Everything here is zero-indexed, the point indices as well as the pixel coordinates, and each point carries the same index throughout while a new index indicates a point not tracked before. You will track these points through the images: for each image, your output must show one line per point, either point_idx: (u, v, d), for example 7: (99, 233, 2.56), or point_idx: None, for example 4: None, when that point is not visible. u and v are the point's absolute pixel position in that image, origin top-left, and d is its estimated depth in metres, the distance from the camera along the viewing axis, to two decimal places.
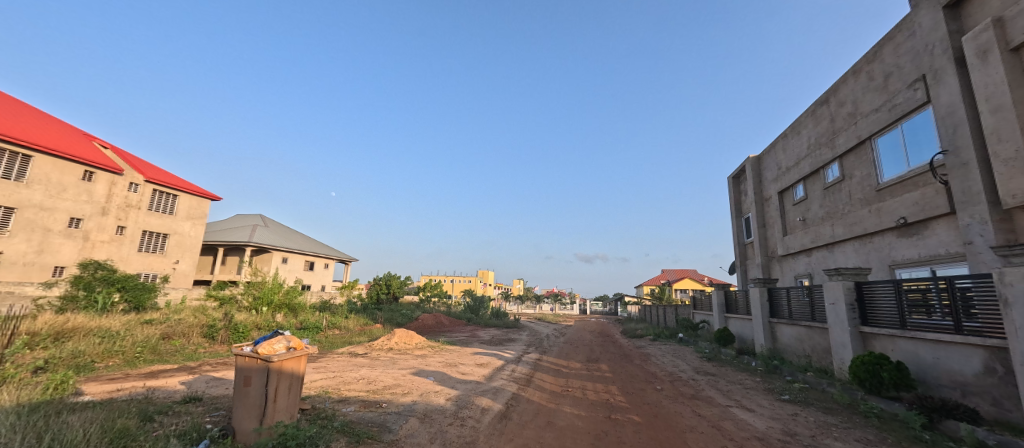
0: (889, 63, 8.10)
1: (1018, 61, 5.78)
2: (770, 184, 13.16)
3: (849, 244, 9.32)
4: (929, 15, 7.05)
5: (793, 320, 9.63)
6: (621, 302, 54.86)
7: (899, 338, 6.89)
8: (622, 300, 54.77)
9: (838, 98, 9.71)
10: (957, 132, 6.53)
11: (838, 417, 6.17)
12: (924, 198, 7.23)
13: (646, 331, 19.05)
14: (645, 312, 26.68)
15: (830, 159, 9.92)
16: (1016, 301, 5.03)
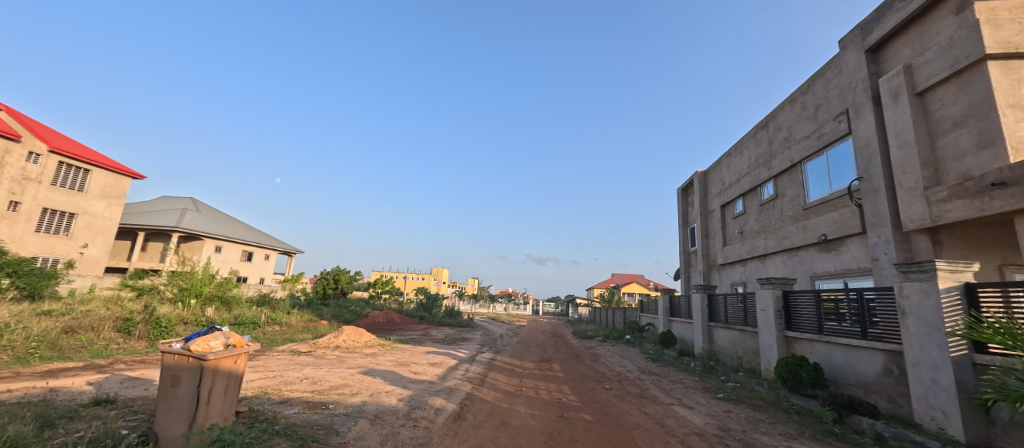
0: (819, 96, 9.02)
1: (921, 104, 6.70)
2: (714, 198, 14.16)
3: (778, 256, 10.27)
4: (854, 56, 7.96)
5: (729, 324, 10.43)
6: (573, 303, 56.23)
7: (816, 342, 7.71)
8: (573, 302, 56.17)
9: (776, 123, 10.66)
10: (870, 162, 7.43)
11: (764, 413, 6.78)
12: (842, 218, 8.15)
13: (595, 332, 19.71)
14: (596, 314, 27.57)
15: (766, 178, 10.88)
16: (911, 311, 5.84)
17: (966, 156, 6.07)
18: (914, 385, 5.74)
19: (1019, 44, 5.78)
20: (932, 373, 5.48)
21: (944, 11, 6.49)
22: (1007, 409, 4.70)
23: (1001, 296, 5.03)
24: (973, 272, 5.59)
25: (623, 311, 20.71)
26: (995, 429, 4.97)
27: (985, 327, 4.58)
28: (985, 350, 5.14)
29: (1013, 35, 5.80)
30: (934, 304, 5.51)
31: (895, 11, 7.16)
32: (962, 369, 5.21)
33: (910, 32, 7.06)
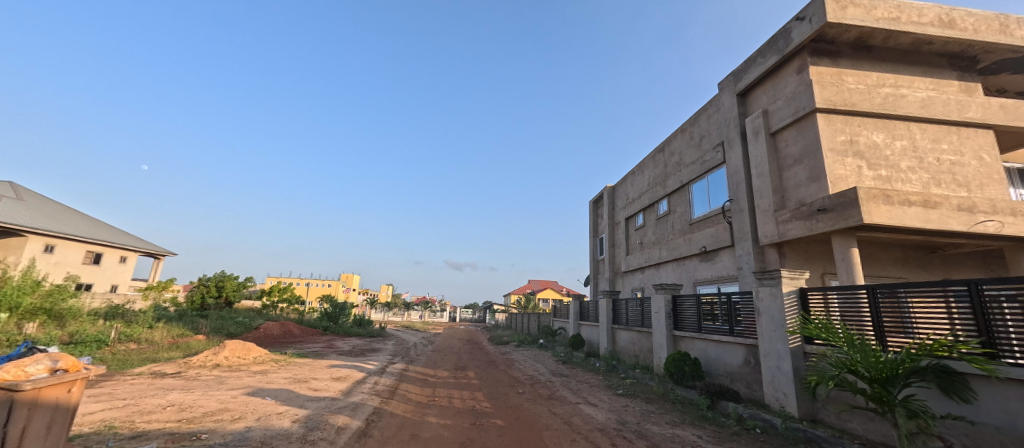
0: (703, 128, 10.54)
1: (773, 143, 8.25)
2: (619, 211, 15.56)
3: (669, 265, 11.64)
4: (728, 98, 9.49)
5: (628, 326, 11.49)
6: (489, 309, 56.85)
7: (696, 340, 8.88)
8: (489, 309, 56.59)
9: (670, 148, 12.16)
10: (737, 187, 8.88)
11: (654, 404, 7.60)
12: (717, 232, 9.57)
13: (510, 337, 20.11)
14: (513, 319, 28.17)
15: (661, 196, 12.31)
16: (764, 311, 7.11)
17: (802, 186, 7.61)
18: (765, 372, 6.97)
19: (836, 102, 7.46)
20: (777, 362, 6.72)
21: (790, 71, 8.10)
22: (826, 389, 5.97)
23: (824, 297, 6.41)
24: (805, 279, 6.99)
25: (539, 317, 21.46)
26: (818, 404, 6.25)
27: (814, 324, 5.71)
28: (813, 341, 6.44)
29: (832, 95, 7.47)
30: (779, 305, 6.78)
31: (757, 65, 8.73)
32: (797, 357, 6.46)
33: (767, 84, 8.66)
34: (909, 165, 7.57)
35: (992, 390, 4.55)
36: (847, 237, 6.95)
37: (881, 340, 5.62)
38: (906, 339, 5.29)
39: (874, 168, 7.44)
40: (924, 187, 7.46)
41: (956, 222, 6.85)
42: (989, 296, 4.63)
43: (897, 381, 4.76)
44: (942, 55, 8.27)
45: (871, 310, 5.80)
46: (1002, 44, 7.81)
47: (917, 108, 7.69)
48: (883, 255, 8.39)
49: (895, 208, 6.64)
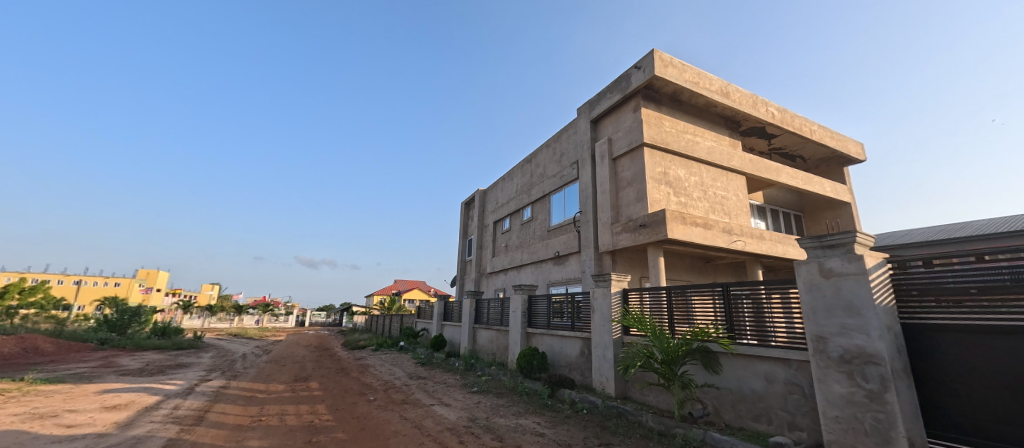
0: (563, 146, 11.55)
1: (614, 167, 9.46)
2: (489, 215, 16.13)
3: (528, 267, 12.52)
4: (583, 122, 10.57)
5: (489, 324, 12.08)
6: (348, 312, 53.08)
7: (544, 336, 9.81)
8: (348, 312, 52.74)
9: (535, 160, 13.01)
10: (586, 200, 9.97)
11: (504, 398, 8.19)
12: (568, 240, 10.61)
13: (369, 341, 19.42)
14: (373, 323, 27.10)
15: (526, 204, 13.12)
16: (598, 309, 8.36)
17: (631, 204, 8.87)
18: (596, 361, 8.26)
19: (658, 140, 8.82)
20: (604, 351, 8.07)
21: (629, 108, 9.35)
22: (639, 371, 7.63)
23: (639, 295, 7.94)
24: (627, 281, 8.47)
25: (400, 319, 20.96)
26: (630, 384, 7.88)
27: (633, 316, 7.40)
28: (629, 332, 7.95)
29: (657, 133, 8.87)
30: (608, 304, 8.11)
31: (606, 98, 9.88)
32: (617, 346, 7.90)
33: (612, 116, 9.86)
34: (698, 195, 9.36)
35: (731, 365, 6.47)
36: (657, 248, 8.46)
37: (672, 328, 7.37)
38: (687, 326, 7.12)
39: (678, 195, 9.02)
40: (705, 212, 9.34)
41: (722, 242, 8.73)
42: (736, 295, 6.58)
43: (678, 360, 6.71)
44: (720, 117, 10.51)
45: (668, 306, 7.50)
46: (751, 115, 10.34)
47: (706, 153, 9.51)
48: (677, 263, 10.39)
49: (689, 227, 8.14)
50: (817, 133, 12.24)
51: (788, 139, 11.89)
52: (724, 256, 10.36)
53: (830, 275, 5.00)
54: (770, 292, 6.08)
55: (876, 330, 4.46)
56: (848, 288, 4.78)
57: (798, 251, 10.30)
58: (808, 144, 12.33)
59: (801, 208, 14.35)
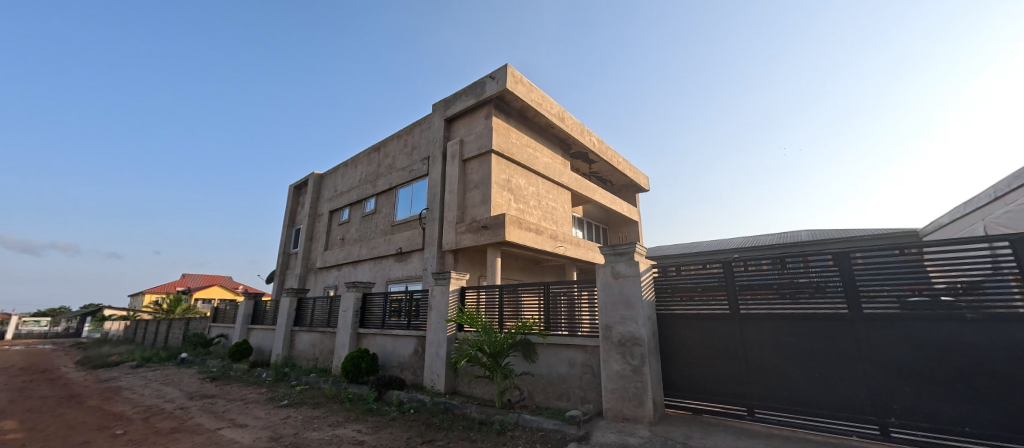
0: (415, 140, 11.45)
1: (463, 168, 9.83)
2: (324, 203, 14.71)
3: (366, 263, 11.86)
4: (438, 119, 10.72)
5: (312, 326, 10.92)
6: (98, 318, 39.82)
7: (377, 335, 9.43)
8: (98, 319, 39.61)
9: (385, 150, 12.50)
10: (433, 198, 10.07)
11: (322, 409, 7.85)
12: (412, 236, 10.49)
13: (134, 354, 15.75)
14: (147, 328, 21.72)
15: (370, 195, 12.44)
16: (434, 306, 8.49)
17: (476, 206, 9.31)
18: (429, 359, 8.36)
19: (504, 149, 9.59)
20: (438, 348, 8.24)
21: (482, 114, 9.90)
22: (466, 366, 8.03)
23: (475, 293, 8.40)
24: (465, 279, 8.82)
25: (190, 324, 18.32)
26: (458, 379, 8.20)
27: (467, 312, 7.82)
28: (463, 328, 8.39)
29: (504, 142, 9.63)
30: (445, 300, 8.34)
31: (461, 99, 10.26)
32: (450, 342, 8.15)
33: (467, 118, 10.27)
34: (533, 203, 10.46)
35: (545, 353, 7.47)
36: (494, 249, 9.10)
37: (502, 321, 8.01)
38: (514, 319, 7.85)
39: (518, 202, 9.92)
40: (539, 219, 10.46)
41: (549, 246, 9.90)
42: (556, 292, 7.58)
43: (503, 353, 7.33)
44: (556, 138, 12.10)
45: (500, 302, 8.11)
46: (578, 141, 12.19)
47: (542, 168, 10.73)
48: (511, 263, 11.54)
49: (523, 232, 9.01)
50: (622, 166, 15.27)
51: (603, 165, 14.44)
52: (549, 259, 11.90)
53: (619, 276, 6.76)
54: (581, 290, 7.28)
55: (642, 319, 6.31)
56: (629, 287, 6.59)
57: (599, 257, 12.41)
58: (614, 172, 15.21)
59: (607, 223, 17.42)
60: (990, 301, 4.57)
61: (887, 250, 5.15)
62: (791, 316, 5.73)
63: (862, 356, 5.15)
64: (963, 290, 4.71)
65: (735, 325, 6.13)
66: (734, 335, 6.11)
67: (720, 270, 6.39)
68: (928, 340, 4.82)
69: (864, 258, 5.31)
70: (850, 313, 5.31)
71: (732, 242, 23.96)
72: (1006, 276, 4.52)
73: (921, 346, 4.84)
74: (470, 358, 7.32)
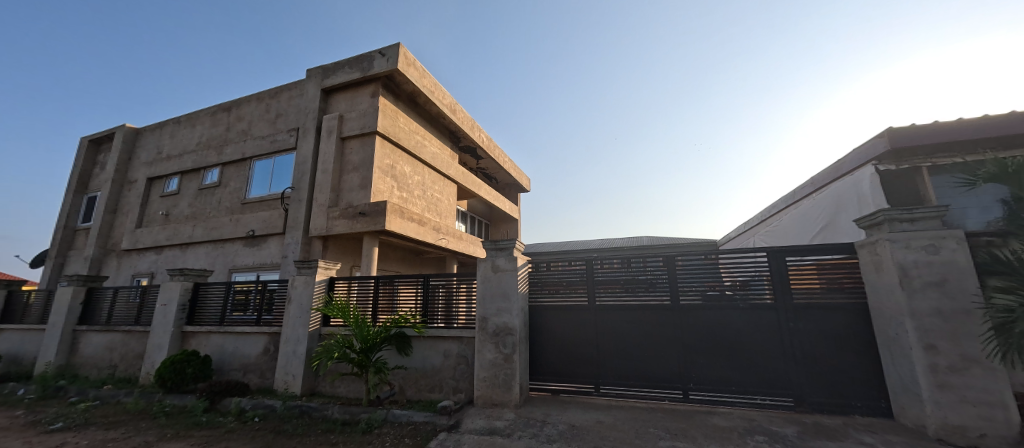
0: (282, 106, 11.71)
1: (340, 146, 10.24)
2: (141, 168, 13.83)
3: (203, 247, 11.66)
4: (314, 89, 10.96)
5: (111, 325, 9.39)
6: None
7: (213, 334, 8.46)
8: None
9: (238, 114, 12.46)
10: (302, 174, 10.30)
11: (122, 428, 6.26)
12: (270, 218, 10.70)
13: None
14: None
15: (212, 163, 12.25)
16: (294, 298, 7.70)
17: (354, 191, 9.72)
18: (282, 358, 7.52)
19: (390, 132, 10.15)
20: (294, 346, 7.46)
21: (366, 92, 10.33)
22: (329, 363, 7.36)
23: (346, 284, 7.85)
24: (336, 270, 8.22)
25: None
26: (318, 379, 7.48)
27: (336, 304, 7.14)
28: (328, 322, 7.76)
29: (387, 125, 10.01)
30: (309, 292, 7.61)
31: (344, 74, 10.51)
32: (312, 339, 7.48)
33: (348, 93, 10.68)
34: (417, 193, 11.22)
35: (420, 345, 7.25)
36: (373, 238, 9.56)
37: (374, 315, 7.60)
38: (389, 313, 7.52)
39: (400, 190, 10.57)
40: (422, 209, 11.28)
41: (432, 238, 10.67)
42: (434, 285, 7.47)
43: (375, 347, 6.90)
44: (445, 130, 13.04)
45: (374, 294, 7.68)
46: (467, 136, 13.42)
47: (429, 157, 11.58)
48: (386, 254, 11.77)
49: (405, 221, 9.64)
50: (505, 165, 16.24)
51: (489, 162, 15.60)
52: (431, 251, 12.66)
53: (497, 270, 6.92)
54: (460, 282, 7.31)
55: (515, 310, 6.61)
56: (506, 280, 6.82)
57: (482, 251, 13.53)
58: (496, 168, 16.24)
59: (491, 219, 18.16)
60: (753, 293, 6.30)
61: (697, 255, 6.65)
62: (631, 306, 6.90)
63: (675, 337, 6.55)
64: (739, 286, 6.40)
65: (591, 314, 7.08)
66: (590, 323, 7.05)
67: (582, 268, 7.25)
68: (715, 323, 6.41)
69: (684, 261, 6.74)
70: (672, 304, 6.68)
71: (595, 244, 27.27)
72: (764, 277, 6.30)
73: (712, 329, 6.42)
74: (337, 355, 6.70)
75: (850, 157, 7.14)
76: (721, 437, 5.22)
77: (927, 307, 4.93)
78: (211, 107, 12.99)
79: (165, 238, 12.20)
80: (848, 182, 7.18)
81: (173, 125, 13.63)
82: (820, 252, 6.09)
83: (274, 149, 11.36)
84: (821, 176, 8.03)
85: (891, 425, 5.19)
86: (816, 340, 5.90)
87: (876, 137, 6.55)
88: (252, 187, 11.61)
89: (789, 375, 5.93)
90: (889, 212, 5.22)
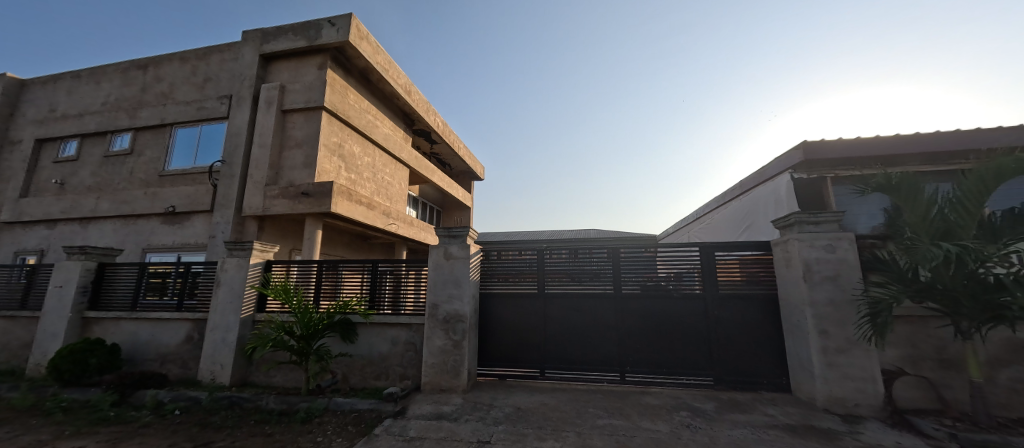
0: (211, 69, 10.53)
1: (280, 118, 9.52)
2: (26, 126, 11.76)
3: (109, 222, 10.28)
4: (250, 53, 9.97)
5: None
6: None
7: (123, 320, 7.60)
8: None
9: (155, 73, 10.98)
10: (234, 148, 9.47)
11: (7, 426, 5.45)
12: (195, 194, 9.73)
13: None
14: None
15: (124, 128, 10.75)
16: (224, 282, 7.10)
17: (297, 169, 9.17)
18: (207, 347, 6.94)
19: (338, 109, 9.64)
20: (223, 334, 6.91)
21: (311, 63, 9.61)
22: (264, 352, 6.92)
23: (285, 267, 7.41)
24: (274, 252, 7.72)
25: None
26: (250, 368, 7.02)
27: (273, 288, 6.68)
28: (263, 308, 7.28)
29: (334, 100, 9.50)
30: (242, 276, 7.05)
31: (287, 40, 9.69)
32: (244, 326, 6.96)
33: (290, 61, 9.87)
34: (367, 175, 10.77)
35: (366, 332, 7.06)
36: (316, 221, 9.08)
37: (317, 301, 7.25)
38: (332, 299, 7.21)
39: (348, 171, 10.10)
40: (371, 192, 10.84)
41: (380, 223, 10.39)
42: (382, 271, 7.29)
43: (317, 334, 6.58)
44: (400, 110, 12.56)
45: (316, 278, 7.32)
46: (422, 118, 13.04)
47: (381, 138, 11.16)
48: (330, 238, 11.25)
49: (352, 205, 9.29)
50: (459, 150, 15.98)
51: (443, 147, 15.23)
52: (379, 237, 12.32)
53: (449, 257, 6.88)
54: (410, 268, 7.19)
55: (466, 297, 6.65)
56: (458, 268, 6.81)
57: (433, 238, 13.40)
58: (449, 154, 15.94)
59: (443, 206, 17.83)
60: (685, 284, 6.89)
61: (640, 248, 7.14)
62: (578, 295, 7.23)
63: (616, 324, 7.01)
64: (673, 277, 6.96)
65: (539, 302, 7.32)
66: (538, 311, 7.30)
67: (532, 257, 7.46)
68: (653, 311, 6.95)
69: (627, 253, 7.19)
70: (614, 292, 7.12)
71: (545, 236, 27.80)
72: (695, 270, 6.91)
73: (649, 316, 6.95)
74: (273, 343, 6.30)
75: (771, 164, 7.98)
76: (652, 413, 5.74)
77: (824, 298, 5.74)
78: (122, 63, 11.30)
79: (61, 211, 10.55)
80: (769, 187, 8.04)
81: (71, 80, 11.65)
82: (741, 248, 6.83)
83: (200, 117, 10.22)
84: (748, 181, 8.91)
85: (790, 399, 6.03)
86: (735, 326, 6.63)
87: (792, 148, 7.39)
88: (173, 157, 10.38)
89: (711, 358, 6.63)
90: (799, 215, 5.98)
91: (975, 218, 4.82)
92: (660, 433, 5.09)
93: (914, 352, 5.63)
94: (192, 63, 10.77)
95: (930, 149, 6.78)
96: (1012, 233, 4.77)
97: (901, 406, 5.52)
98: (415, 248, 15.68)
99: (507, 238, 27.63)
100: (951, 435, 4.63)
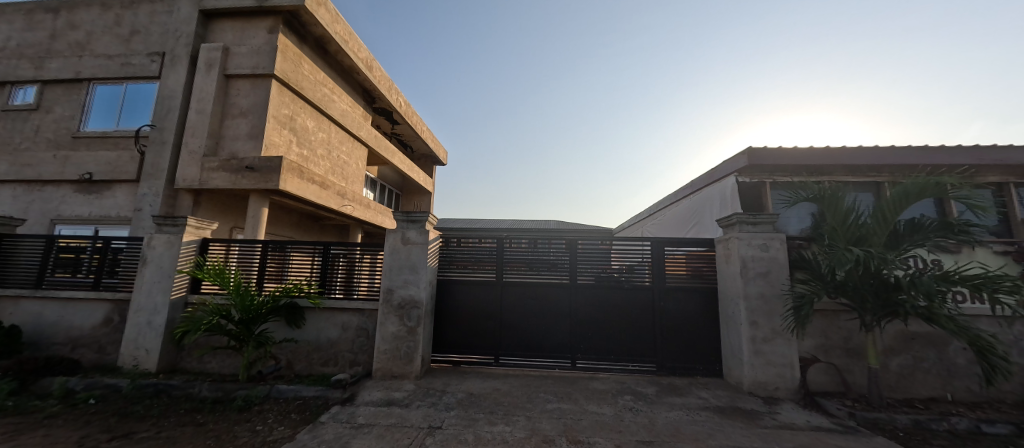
0: (139, 21, 9.34)
1: (223, 83, 8.69)
2: None
3: (9, 188, 8.94)
4: (188, 8, 8.96)
5: None
6: None
7: (26, 300, 6.70)
8: None
9: (68, 18, 9.55)
10: (167, 112, 8.55)
11: None
12: (117, 161, 8.70)
13: None
14: None
15: (28, 79, 9.31)
16: (151, 260, 6.45)
17: (240, 140, 8.46)
18: (129, 330, 6.30)
19: (290, 79, 8.95)
20: (148, 316, 6.30)
21: (260, 25, 8.83)
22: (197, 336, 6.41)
23: (224, 246, 6.88)
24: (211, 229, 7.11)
25: None
26: (180, 354, 6.48)
27: (210, 268, 6.17)
28: (198, 290, 6.73)
29: (284, 68, 8.80)
30: (173, 254, 6.45)
31: None
32: (175, 308, 6.41)
33: (235, 21, 8.99)
34: (321, 152, 10.17)
35: (314, 317, 6.75)
36: (262, 198, 8.45)
37: (260, 283, 6.81)
38: (277, 282, 6.81)
39: (300, 146, 9.47)
40: (324, 170, 10.25)
41: (334, 203, 9.89)
42: (334, 254, 6.98)
43: (258, 318, 6.18)
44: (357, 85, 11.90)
45: (260, 259, 6.87)
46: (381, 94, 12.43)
47: (338, 114, 10.57)
48: (276, 217, 10.55)
49: (304, 183, 8.75)
50: (421, 132, 15.45)
51: (404, 127, 14.66)
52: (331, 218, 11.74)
53: (407, 242, 6.71)
54: (364, 252, 6.94)
55: (423, 283, 6.54)
56: (415, 254, 6.66)
57: (390, 221, 12.98)
58: (407, 134, 15.39)
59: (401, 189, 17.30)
60: (637, 276, 7.24)
61: (596, 241, 7.40)
62: (535, 284, 7.36)
63: (570, 313, 7.23)
64: (625, 269, 7.28)
65: (496, 290, 7.37)
66: (495, 298, 7.35)
67: (492, 245, 7.47)
68: (605, 301, 7.24)
69: (584, 245, 7.42)
70: (570, 282, 7.33)
71: (505, 225, 27.80)
72: (646, 263, 7.26)
73: (601, 306, 7.23)
74: (208, 326, 5.84)
75: (720, 166, 8.48)
76: (598, 398, 6.03)
77: (756, 292, 6.28)
78: (25, 3, 9.70)
79: None
80: (716, 187, 8.56)
81: None
82: (689, 244, 7.27)
83: (125, 74, 9.08)
84: (698, 180, 9.40)
85: (721, 383, 6.58)
86: (677, 316, 7.09)
87: (739, 153, 7.91)
88: (91, 118, 9.17)
89: (655, 346, 7.05)
90: (740, 215, 6.48)
91: (883, 227, 5.46)
92: (604, 416, 5.38)
93: (826, 341, 6.33)
94: (116, 11, 9.48)
95: (852, 162, 7.52)
96: (910, 240, 5.45)
97: (812, 389, 6.22)
98: (370, 231, 15.14)
99: (466, 225, 27.31)
100: (850, 414, 5.30)
